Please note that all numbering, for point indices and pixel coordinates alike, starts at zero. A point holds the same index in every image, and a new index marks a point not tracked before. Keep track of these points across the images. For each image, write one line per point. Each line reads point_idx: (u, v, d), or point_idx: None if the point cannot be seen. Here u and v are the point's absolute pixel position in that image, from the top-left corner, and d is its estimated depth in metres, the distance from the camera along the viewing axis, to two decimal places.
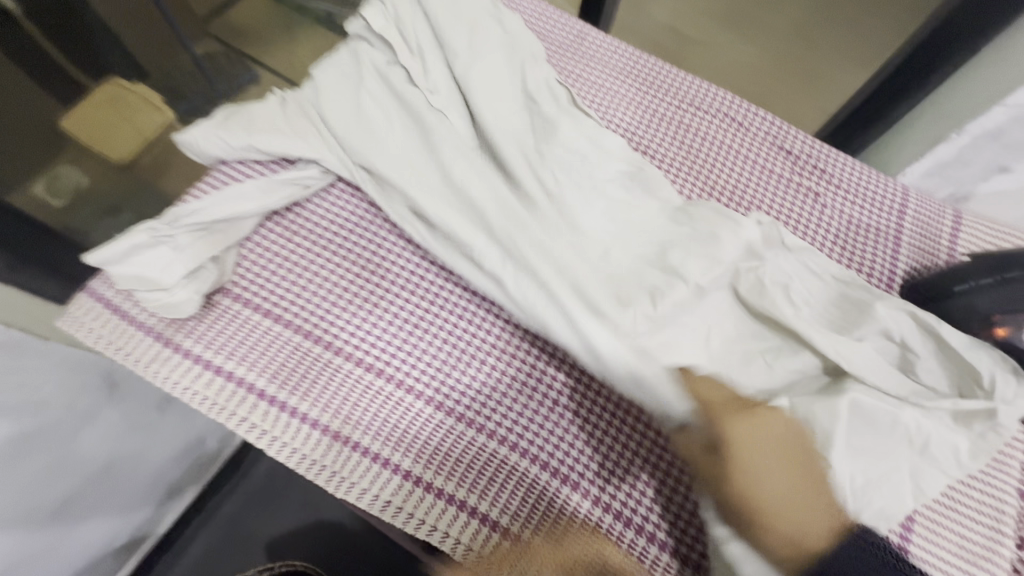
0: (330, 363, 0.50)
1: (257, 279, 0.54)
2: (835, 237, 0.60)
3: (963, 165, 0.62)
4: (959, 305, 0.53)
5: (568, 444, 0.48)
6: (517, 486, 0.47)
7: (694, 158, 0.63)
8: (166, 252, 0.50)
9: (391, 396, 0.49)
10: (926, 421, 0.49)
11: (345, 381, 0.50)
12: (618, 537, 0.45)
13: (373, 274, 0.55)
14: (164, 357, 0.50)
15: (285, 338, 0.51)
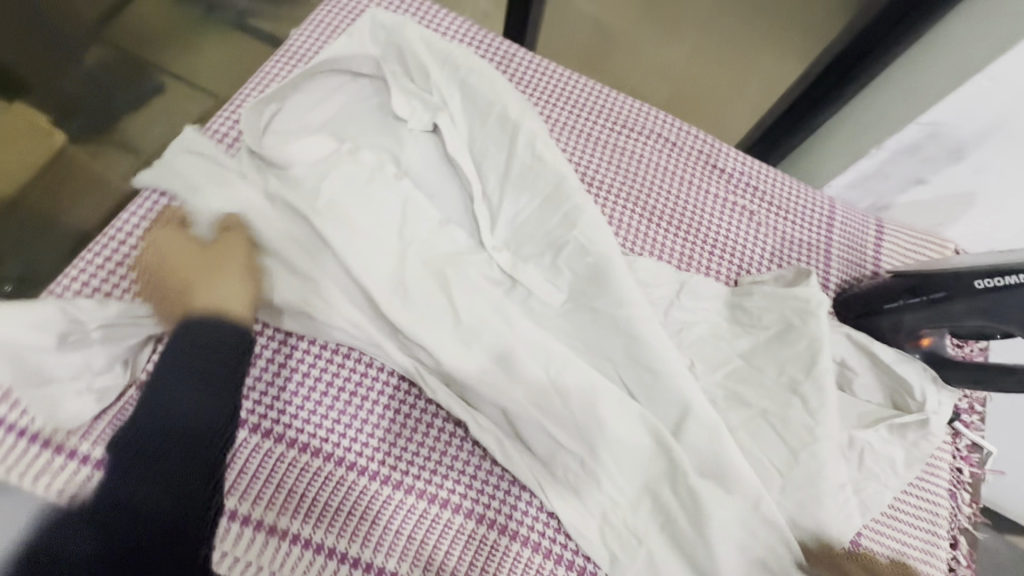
0: (271, 451, 0.50)
1: None
2: (771, 256, 0.61)
3: (883, 177, 0.65)
4: (889, 321, 0.55)
5: (512, 504, 0.50)
6: (467, 550, 0.49)
7: (632, 185, 0.63)
8: (73, 355, 0.45)
9: (336, 478, 0.49)
10: (864, 438, 0.51)
11: (286, 468, 0.49)
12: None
13: (305, 352, 0.54)
14: (61, 469, 0.44)
15: None
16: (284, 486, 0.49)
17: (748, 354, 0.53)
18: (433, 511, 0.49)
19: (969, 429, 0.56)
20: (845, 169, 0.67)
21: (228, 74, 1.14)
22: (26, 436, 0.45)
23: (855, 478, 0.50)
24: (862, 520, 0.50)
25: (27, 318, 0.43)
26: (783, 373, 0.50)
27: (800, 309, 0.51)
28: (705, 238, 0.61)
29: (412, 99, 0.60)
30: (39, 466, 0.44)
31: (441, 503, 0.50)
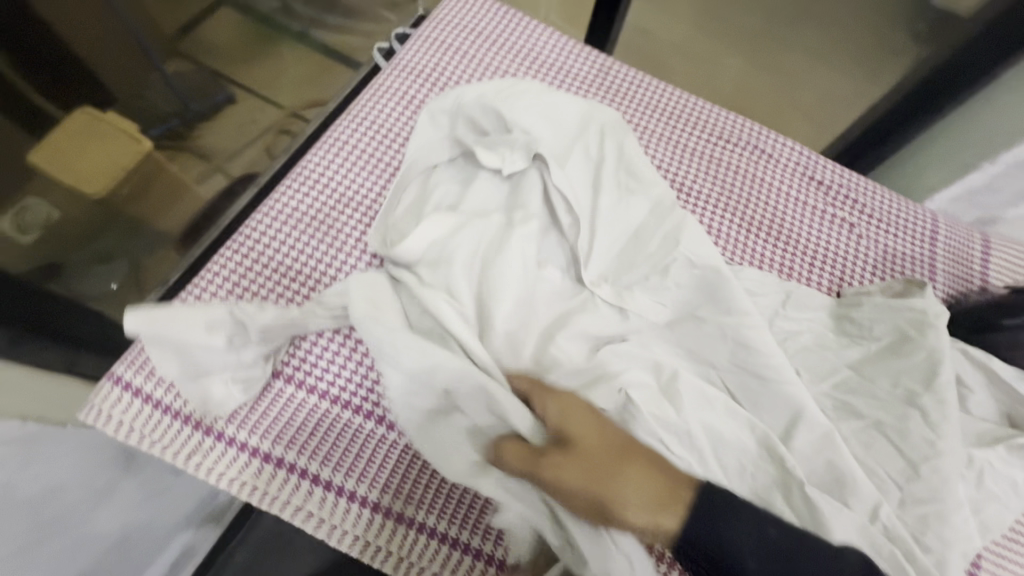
0: (372, 432, 0.48)
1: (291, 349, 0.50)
2: (875, 269, 0.61)
3: (993, 191, 0.64)
4: (1004, 339, 0.54)
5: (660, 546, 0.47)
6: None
7: (726, 196, 0.63)
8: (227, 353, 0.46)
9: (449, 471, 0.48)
10: (986, 458, 0.50)
11: (390, 452, 0.48)
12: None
13: None
14: (204, 447, 0.46)
15: (328, 413, 0.48)
16: (401, 474, 0.47)
17: (853, 366, 0.52)
18: None
19: None
20: (951, 183, 0.67)
21: (308, 90, 1.21)
22: (169, 412, 0.47)
23: (976, 499, 0.49)
24: (983, 541, 0.48)
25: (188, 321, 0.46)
26: (898, 386, 0.49)
27: (916, 320, 0.51)
28: (806, 249, 0.61)
29: (496, 146, 0.56)
30: (178, 440, 0.46)
31: None
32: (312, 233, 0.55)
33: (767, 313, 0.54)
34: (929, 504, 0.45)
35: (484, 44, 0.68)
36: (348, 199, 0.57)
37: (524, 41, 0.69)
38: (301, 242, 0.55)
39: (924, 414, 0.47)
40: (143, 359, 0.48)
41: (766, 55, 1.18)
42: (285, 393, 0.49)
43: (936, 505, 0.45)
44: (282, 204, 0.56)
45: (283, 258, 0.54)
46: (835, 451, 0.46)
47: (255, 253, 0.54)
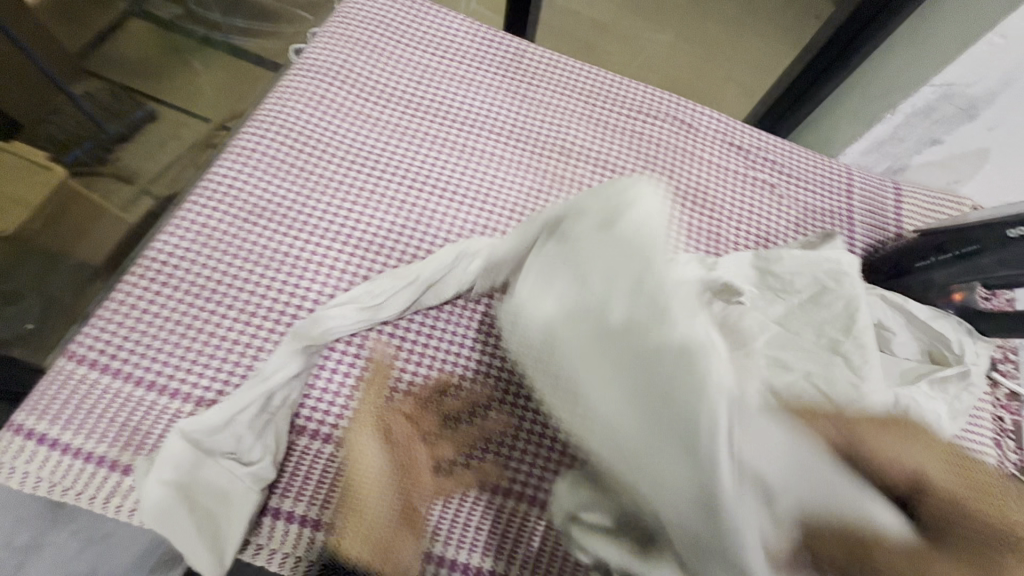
0: (305, 448, 0.46)
1: (211, 373, 0.47)
2: (796, 226, 0.62)
3: (898, 142, 0.66)
4: (920, 280, 0.57)
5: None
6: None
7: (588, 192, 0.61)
8: (221, 482, 0.42)
9: None
10: (912, 396, 0.52)
11: (322, 464, 0.46)
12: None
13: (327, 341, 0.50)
14: (121, 488, 0.43)
15: None
16: (343, 487, 0.45)
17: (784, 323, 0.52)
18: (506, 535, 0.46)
19: (1005, 378, 0.58)
20: (859, 137, 0.68)
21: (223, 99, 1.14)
22: (79, 455, 0.43)
23: None
24: None
25: (161, 471, 0.40)
26: (824, 336, 0.50)
27: (833, 271, 0.53)
28: (729, 215, 0.62)
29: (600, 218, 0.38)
30: (92, 486, 0.43)
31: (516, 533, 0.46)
32: (226, 245, 0.52)
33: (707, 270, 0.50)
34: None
35: (389, 36, 0.66)
36: (261, 206, 0.54)
37: (432, 29, 0.68)
38: (214, 256, 0.52)
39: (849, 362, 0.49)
40: (47, 403, 0.44)
41: (685, 27, 1.20)
42: None
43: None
44: (189, 220, 0.53)
45: (195, 277, 0.50)
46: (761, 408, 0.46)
47: (164, 275, 0.50)
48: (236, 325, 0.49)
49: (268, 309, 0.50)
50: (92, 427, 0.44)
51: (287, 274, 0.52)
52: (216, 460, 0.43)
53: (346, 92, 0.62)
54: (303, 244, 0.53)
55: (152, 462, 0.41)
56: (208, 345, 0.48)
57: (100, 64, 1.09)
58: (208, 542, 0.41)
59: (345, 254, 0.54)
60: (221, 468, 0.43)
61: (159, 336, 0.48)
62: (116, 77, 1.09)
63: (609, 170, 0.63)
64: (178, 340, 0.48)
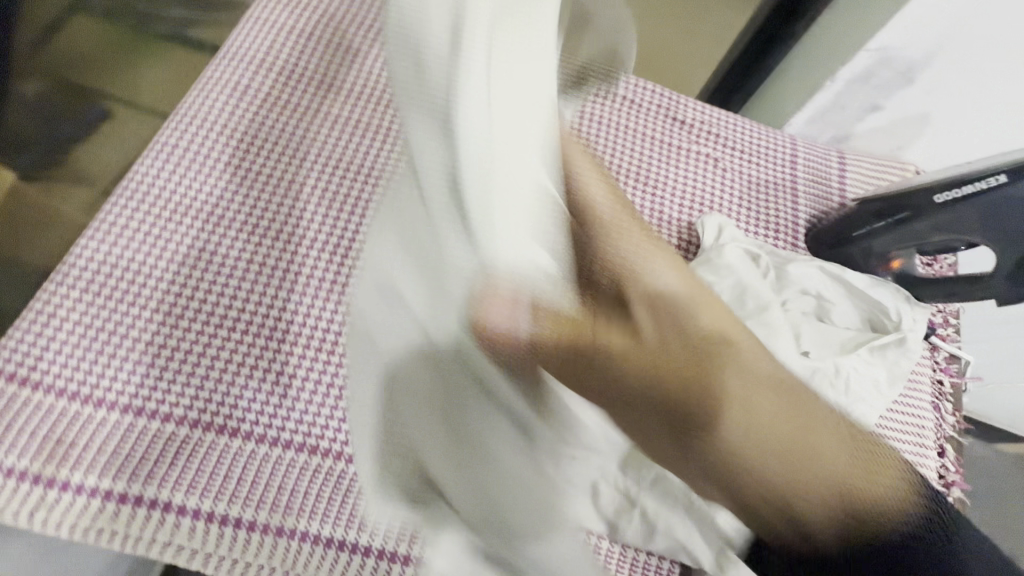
0: (241, 449, 0.46)
1: (141, 383, 0.47)
2: (740, 200, 0.62)
3: (839, 109, 0.65)
4: (858, 251, 0.57)
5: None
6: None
7: None
8: (148, 488, 0.44)
9: (334, 472, 0.46)
10: (846, 365, 0.52)
11: (258, 465, 0.46)
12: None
13: (261, 340, 0.49)
14: (50, 500, 0.44)
15: (186, 438, 0.46)
16: (276, 484, 0.46)
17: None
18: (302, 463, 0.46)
19: (945, 343, 0.58)
20: (801, 107, 0.68)
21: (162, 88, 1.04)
22: (13, 473, 0.44)
23: (841, 403, 0.52)
24: None
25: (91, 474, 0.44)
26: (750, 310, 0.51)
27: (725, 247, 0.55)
28: (674, 192, 0.61)
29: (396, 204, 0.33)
30: (29, 502, 0.43)
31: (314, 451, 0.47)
32: (152, 250, 0.51)
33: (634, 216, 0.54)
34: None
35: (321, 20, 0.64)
36: (186, 207, 0.53)
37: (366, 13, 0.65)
38: (139, 261, 0.51)
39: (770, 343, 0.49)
40: None
41: None
42: (150, 429, 0.46)
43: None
44: (112, 224, 0.52)
45: (120, 283, 0.50)
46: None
47: (88, 283, 0.49)
48: (177, 332, 0.49)
49: (207, 313, 0.50)
50: (21, 441, 0.44)
51: (217, 275, 0.51)
52: (143, 469, 0.45)
53: (273, 84, 0.59)
54: (233, 243, 0.52)
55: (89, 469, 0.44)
56: (149, 355, 0.48)
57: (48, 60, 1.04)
58: (139, 543, 0.44)
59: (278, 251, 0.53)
60: (148, 475, 0.45)
61: (88, 348, 0.47)
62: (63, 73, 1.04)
63: None
64: (107, 352, 0.47)
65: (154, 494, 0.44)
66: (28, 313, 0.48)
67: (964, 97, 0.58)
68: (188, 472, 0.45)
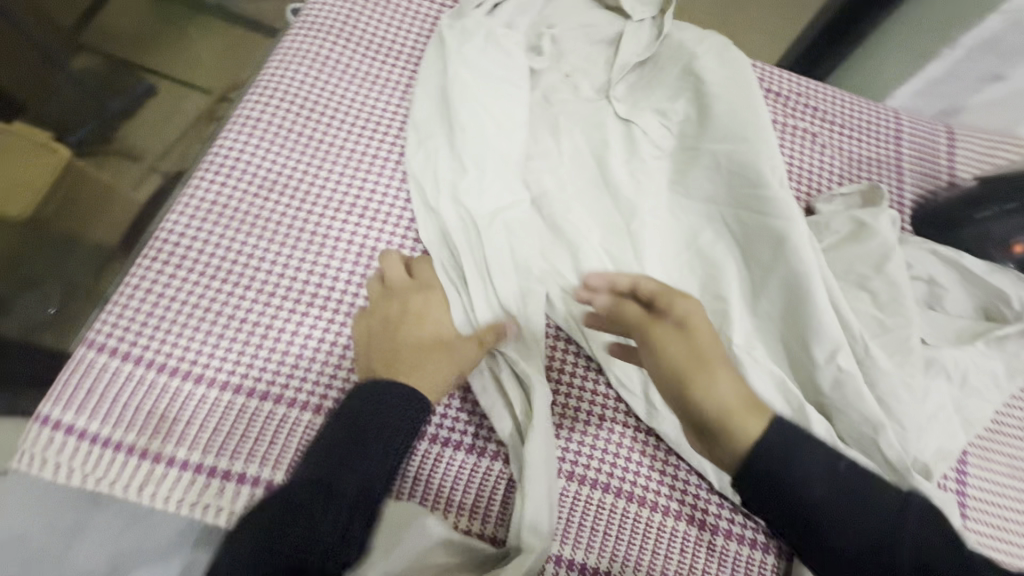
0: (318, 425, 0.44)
1: (214, 354, 0.46)
2: (841, 176, 0.58)
3: (953, 81, 0.60)
4: (975, 234, 0.53)
5: (624, 463, 0.46)
6: (619, 531, 0.44)
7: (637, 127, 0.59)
8: (233, 462, 0.43)
9: (426, 454, 0.45)
10: (963, 356, 0.49)
11: None
12: (711, 548, 0.44)
13: (330, 308, 0.48)
14: (144, 474, 0.42)
15: (265, 411, 0.44)
16: None
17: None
18: None
19: None
20: (909, 79, 0.62)
21: (207, 69, 1.07)
22: (107, 445, 0.42)
23: (955, 396, 0.49)
24: (967, 437, 0.49)
25: (185, 447, 0.43)
26: (864, 292, 0.48)
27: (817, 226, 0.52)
28: None
29: (461, 200, 0.50)
30: (121, 476, 0.42)
31: None
32: (236, 227, 0.50)
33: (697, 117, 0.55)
34: (863, 421, 0.43)
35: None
36: (272, 181, 0.52)
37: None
38: (226, 237, 0.50)
39: (875, 336, 0.46)
40: (67, 394, 0.44)
41: None
42: (236, 404, 0.44)
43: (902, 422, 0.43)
44: (200, 198, 0.51)
45: (210, 259, 0.49)
46: (792, 248, 0.46)
47: (178, 258, 0.49)
48: (243, 301, 0.47)
49: (272, 284, 0.48)
50: (110, 413, 0.43)
51: (304, 251, 0.50)
52: (223, 444, 0.43)
53: (350, 65, 0.58)
54: (317, 222, 0.51)
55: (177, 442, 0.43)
56: (205, 323, 0.46)
57: (98, 38, 1.05)
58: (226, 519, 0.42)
59: (363, 229, 0.51)
60: (233, 449, 0.43)
61: (175, 322, 0.46)
62: (121, 54, 1.05)
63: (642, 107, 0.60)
64: (192, 325, 0.46)
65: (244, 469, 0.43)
66: (122, 286, 0.47)
67: None
68: (267, 445, 0.43)
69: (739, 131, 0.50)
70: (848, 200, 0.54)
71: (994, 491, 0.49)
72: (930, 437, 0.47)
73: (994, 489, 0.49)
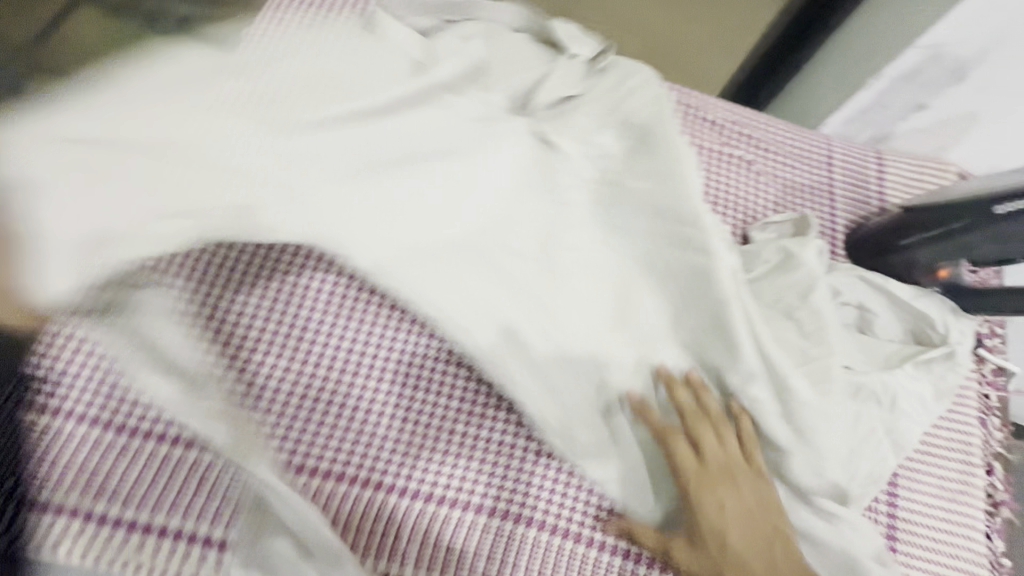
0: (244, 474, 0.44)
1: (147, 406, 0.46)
2: (776, 204, 0.59)
3: (883, 108, 0.62)
4: (903, 259, 0.54)
5: (421, 455, 0.47)
6: (487, 544, 0.46)
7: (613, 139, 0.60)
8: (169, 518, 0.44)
9: (372, 501, 0.46)
10: (892, 380, 0.50)
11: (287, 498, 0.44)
12: (510, 537, 0.46)
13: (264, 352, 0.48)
14: (80, 533, 0.43)
15: (200, 462, 0.45)
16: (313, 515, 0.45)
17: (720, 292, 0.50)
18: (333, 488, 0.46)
19: (993, 354, 0.56)
20: (841, 106, 0.65)
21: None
22: (40, 504, 0.43)
23: (886, 420, 0.49)
24: (898, 460, 0.50)
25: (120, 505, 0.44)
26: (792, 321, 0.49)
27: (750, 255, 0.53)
28: (707, 194, 0.59)
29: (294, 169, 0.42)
30: (53, 534, 0.43)
31: (351, 476, 0.46)
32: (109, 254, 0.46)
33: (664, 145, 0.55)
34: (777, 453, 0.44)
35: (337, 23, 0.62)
36: None
37: None
38: None
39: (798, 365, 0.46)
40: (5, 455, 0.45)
41: None
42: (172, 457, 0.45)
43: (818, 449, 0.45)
44: None
45: None
46: (717, 283, 0.47)
47: None
48: None
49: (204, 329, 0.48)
50: (48, 474, 0.44)
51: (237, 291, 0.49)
52: (159, 500, 0.44)
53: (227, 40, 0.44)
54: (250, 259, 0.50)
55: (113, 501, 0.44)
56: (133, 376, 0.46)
57: None
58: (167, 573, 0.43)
59: (296, 265, 0.51)
60: (169, 504, 0.44)
61: (106, 372, 0.46)
62: None
63: None
64: (126, 382, 0.46)
65: (177, 524, 0.44)
66: (48, 334, 0.47)
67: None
68: (203, 497, 0.44)
69: (668, 165, 0.51)
70: (782, 231, 0.55)
71: (925, 512, 0.50)
72: (858, 461, 0.47)
73: (924, 511, 0.50)
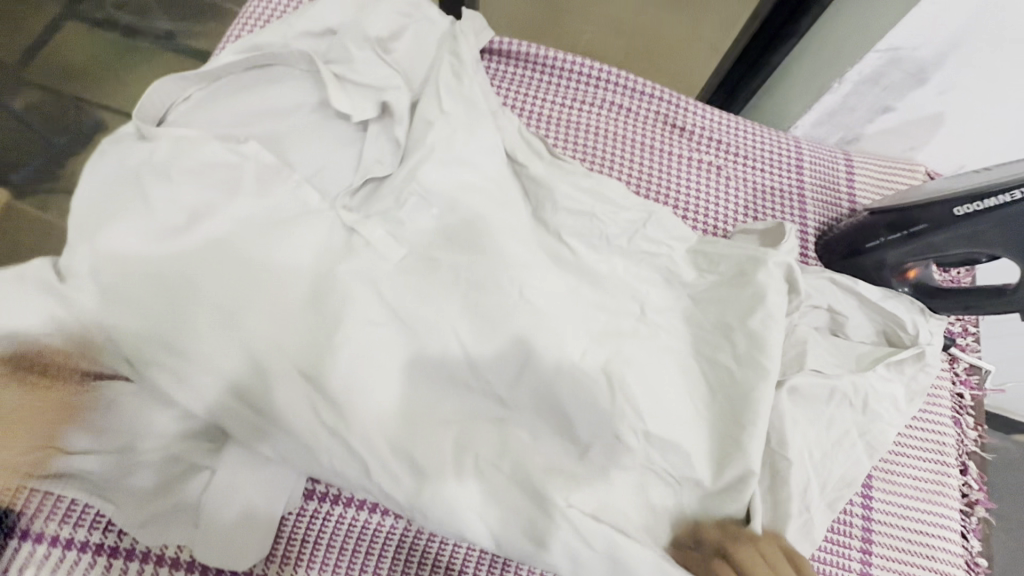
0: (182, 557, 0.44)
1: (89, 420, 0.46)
2: (746, 209, 0.60)
3: (849, 110, 0.62)
4: (872, 261, 0.55)
5: None
6: (476, 563, 0.47)
7: (584, 145, 0.61)
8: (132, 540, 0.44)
9: (354, 520, 0.47)
10: (865, 384, 0.50)
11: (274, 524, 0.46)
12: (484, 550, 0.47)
13: None
14: (38, 556, 0.43)
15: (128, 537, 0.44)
16: (295, 536, 0.46)
17: (673, 306, 0.50)
18: (322, 509, 0.47)
19: (965, 353, 0.57)
20: (809, 109, 0.64)
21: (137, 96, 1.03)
22: (1, 529, 0.43)
23: (858, 423, 0.49)
24: (872, 463, 0.50)
25: (80, 525, 0.44)
26: None
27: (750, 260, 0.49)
28: (674, 204, 0.59)
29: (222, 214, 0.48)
30: (16, 560, 0.42)
31: (337, 497, 0.48)
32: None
33: (579, 174, 0.52)
34: (739, 457, 0.43)
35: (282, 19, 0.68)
36: None
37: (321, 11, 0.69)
38: None
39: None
40: None
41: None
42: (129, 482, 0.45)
43: (784, 453, 0.45)
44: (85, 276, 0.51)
45: None
46: None
47: None
48: None
49: None
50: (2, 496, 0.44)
51: None
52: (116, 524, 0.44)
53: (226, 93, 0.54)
54: None
55: (72, 523, 0.43)
56: None
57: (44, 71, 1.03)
58: None
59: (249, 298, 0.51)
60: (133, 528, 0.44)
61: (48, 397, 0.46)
62: (66, 87, 1.02)
63: (574, 128, 0.62)
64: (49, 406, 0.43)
65: (144, 547, 0.44)
66: None
67: (983, 98, 0.54)
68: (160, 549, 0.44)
69: None
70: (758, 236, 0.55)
71: (900, 514, 0.50)
72: (830, 465, 0.48)
73: (900, 515, 0.50)
